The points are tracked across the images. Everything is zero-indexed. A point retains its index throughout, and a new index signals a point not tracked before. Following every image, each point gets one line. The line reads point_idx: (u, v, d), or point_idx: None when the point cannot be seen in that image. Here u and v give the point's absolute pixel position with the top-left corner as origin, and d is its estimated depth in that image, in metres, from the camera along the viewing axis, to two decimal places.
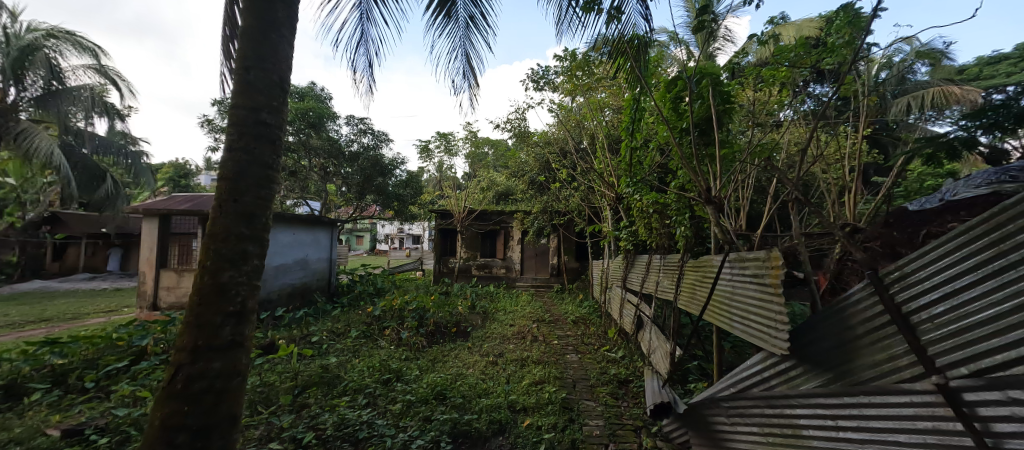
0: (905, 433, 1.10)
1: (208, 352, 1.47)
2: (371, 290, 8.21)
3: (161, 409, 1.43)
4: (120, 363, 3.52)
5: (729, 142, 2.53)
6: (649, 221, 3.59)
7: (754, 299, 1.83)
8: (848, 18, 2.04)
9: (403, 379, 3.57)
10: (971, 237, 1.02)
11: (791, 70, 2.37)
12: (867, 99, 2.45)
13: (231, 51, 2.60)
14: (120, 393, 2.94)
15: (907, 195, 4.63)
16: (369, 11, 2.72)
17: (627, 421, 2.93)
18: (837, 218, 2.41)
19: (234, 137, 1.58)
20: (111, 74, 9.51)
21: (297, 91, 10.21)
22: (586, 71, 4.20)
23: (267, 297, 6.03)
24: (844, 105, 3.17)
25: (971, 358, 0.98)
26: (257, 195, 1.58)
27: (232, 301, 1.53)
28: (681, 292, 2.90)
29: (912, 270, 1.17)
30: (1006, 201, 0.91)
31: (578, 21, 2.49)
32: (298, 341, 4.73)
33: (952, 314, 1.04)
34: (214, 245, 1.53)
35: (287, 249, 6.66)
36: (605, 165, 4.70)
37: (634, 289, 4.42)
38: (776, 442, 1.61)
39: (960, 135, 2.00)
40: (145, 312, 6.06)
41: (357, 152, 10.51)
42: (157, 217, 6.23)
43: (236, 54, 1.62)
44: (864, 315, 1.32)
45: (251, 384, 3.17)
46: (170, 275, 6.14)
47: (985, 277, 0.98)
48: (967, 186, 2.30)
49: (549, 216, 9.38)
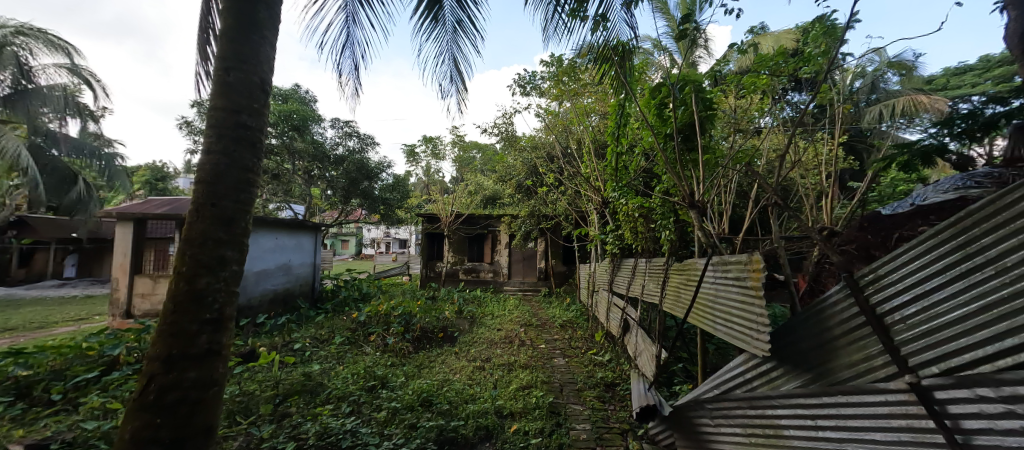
0: (881, 432, 1.13)
1: (182, 361, 1.42)
2: (356, 296, 8.07)
3: (132, 422, 1.37)
4: (90, 374, 3.36)
5: (712, 148, 2.59)
6: (635, 225, 3.63)
7: (737, 302, 1.86)
8: (824, 29, 2.11)
9: (389, 386, 3.52)
10: (939, 241, 1.06)
11: (770, 78, 2.43)
12: (842, 107, 2.52)
13: (209, 49, 2.54)
14: (89, 406, 2.81)
15: (881, 200, 4.81)
16: (355, 14, 2.70)
17: (614, 424, 2.94)
18: (815, 222, 2.49)
19: (212, 139, 1.54)
20: (85, 75, 9.21)
21: (280, 93, 10.01)
22: (573, 77, 4.24)
23: (247, 304, 5.86)
24: (821, 113, 3.29)
25: (942, 357, 1.02)
26: (236, 199, 1.55)
27: (209, 309, 1.48)
28: (666, 295, 2.93)
29: (885, 273, 1.21)
30: (972, 206, 0.97)
31: (564, 27, 2.52)
32: (280, 348, 4.62)
33: (923, 315, 1.08)
34: (190, 250, 1.48)
35: (268, 254, 6.49)
36: (592, 169, 4.74)
37: (620, 293, 4.47)
38: (758, 443, 1.64)
39: (933, 142, 2.08)
40: (118, 320, 5.84)
41: (343, 155, 10.39)
42: (132, 221, 6.00)
43: (215, 56, 1.58)
44: (841, 316, 1.36)
45: (229, 394, 3.05)
46: (145, 281, 5.93)
47: (953, 278, 1.03)
48: (935, 192, 2.34)
49: (536, 220, 9.39)
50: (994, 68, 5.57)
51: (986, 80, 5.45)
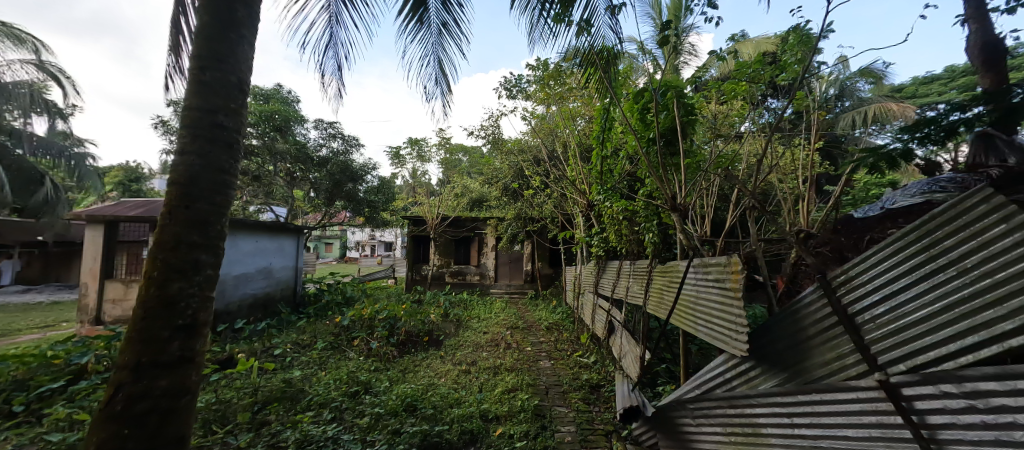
0: (853, 428, 1.18)
1: (153, 369, 1.37)
2: (340, 300, 7.93)
3: (98, 433, 1.31)
4: (55, 384, 3.21)
5: (692, 152, 2.66)
6: (619, 228, 3.67)
7: (717, 303, 1.90)
8: (799, 38, 2.18)
9: (372, 391, 3.47)
10: (906, 242, 1.10)
11: (749, 85, 2.50)
12: (818, 114, 2.59)
13: (185, 43, 2.46)
14: (54, 417, 2.67)
15: (854, 204, 5.00)
16: (339, 14, 2.67)
17: (598, 425, 2.96)
18: (792, 225, 2.55)
19: (186, 140, 1.49)
20: (53, 71, 8.85)
21: (262, 93, 9.76)
22: (559, 81, 4.31)
23: (225, 309, 5.69)
24: (797, 119, 3.39)
25: (909, 355, 1.05)
26: (211, 201, 1.50)
27: (182, 314, 1.43)
28: (649, 297, 2.97)
29: (856, 274, 1.25)
30: (936, 209, 1.02)
31: (549, 31, 2.53)
32: (260, 354, 4.50)
33: (890, 315, 1.12)
34: (162, 254, 1.43)
35: (248, 258, 6.32)
36: (577, 173, 4.80)
37: (605, 295, 4.50)
38: (737, 441, 1.68)
39: (899, 147, 2.17)
40: (87, 326, 5.61)
41: (326, 157, 10.25)
42: (103, 223, 5.77)
43: (190, 55, 1.54)
44: (815, 316, 1.40)
45: (205, 402, 2.94)
46: (116, 286, 5.71)
47: (918, 279, 1.07)
48: (905, 196, 2.20)
49: (522, 223, 9.38)
50: (959, 77, 5.85)
51: (951, 88, 5.74)
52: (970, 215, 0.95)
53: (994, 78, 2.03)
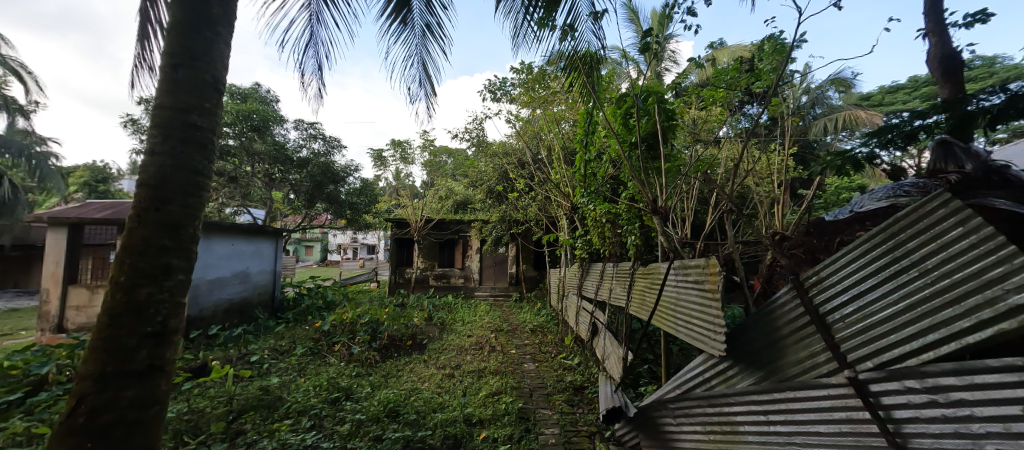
0: (825, 424, 1.22)
1: (118, 379, 1.30)
2: (321, 304, 7.75)
3: (58, 447, 1.24)
4: (12, 396, 3.03)
5: (672, 156, 2.73)
6: (602, 231, 3.72)
7: (696, 304, 1.95)
8: (774, 47, 2.26)
9: (353, 397, 3.39)
10: (873, 244, 1.16)
11: (727, 91, 2.57)
12: (791, 120, 2.68)
13: (155, 38, 2.37)
14: (10, 431, 2.51)
15: (826, 207, 5.19)
16: (319, 13, 2.63)
17: (582, 427, 2.98)
18: (768, 228, 2.63)
19: (157, 140, 1.44)
20: (12, 65, 8.39)
21: (238, 92, 9.47)
22: (543, 84, 4.35)
23: (199, 315, 5.48)
24: (771, 125, 3.50)
25: (874, 353, 1.09)
26: (183, 203, 1.45)
27: (151, 322, 1.38)
28: (632, 299, 3.01)
29: (826, 274, 1.30)
30: (899, 213, 1.07)
31: (533, 35, 2.55)
32: (235, 361, 4.36)
33: (859, 314, 1.17)
34: (130, 259, 1.37)
35: (223, 262, 6.11)
36: (561, 175, 4.84)
37: (589, 297, 4.55)
38: (716, 440, 1.71)
39: (864, 151, 2.27)
40: (47, 335, 5.32)
41: (306, 158, 10.00)
42: (66, 225, 5.50)
43: (162, 52, 1.49)
44: (789, 316, 1.44)
45: (176, 411, 2.82)
46: (81, 292, 5.45)
47: (883, 280, 1.12)
48: (871, 200, 2.15)
49: (506, 225, 9.37)
50: (920, 87, 6.18)
51: (913, 98, 6.05)
52: (930, 218, 1.00)
53: (953, 87, 2.15)
